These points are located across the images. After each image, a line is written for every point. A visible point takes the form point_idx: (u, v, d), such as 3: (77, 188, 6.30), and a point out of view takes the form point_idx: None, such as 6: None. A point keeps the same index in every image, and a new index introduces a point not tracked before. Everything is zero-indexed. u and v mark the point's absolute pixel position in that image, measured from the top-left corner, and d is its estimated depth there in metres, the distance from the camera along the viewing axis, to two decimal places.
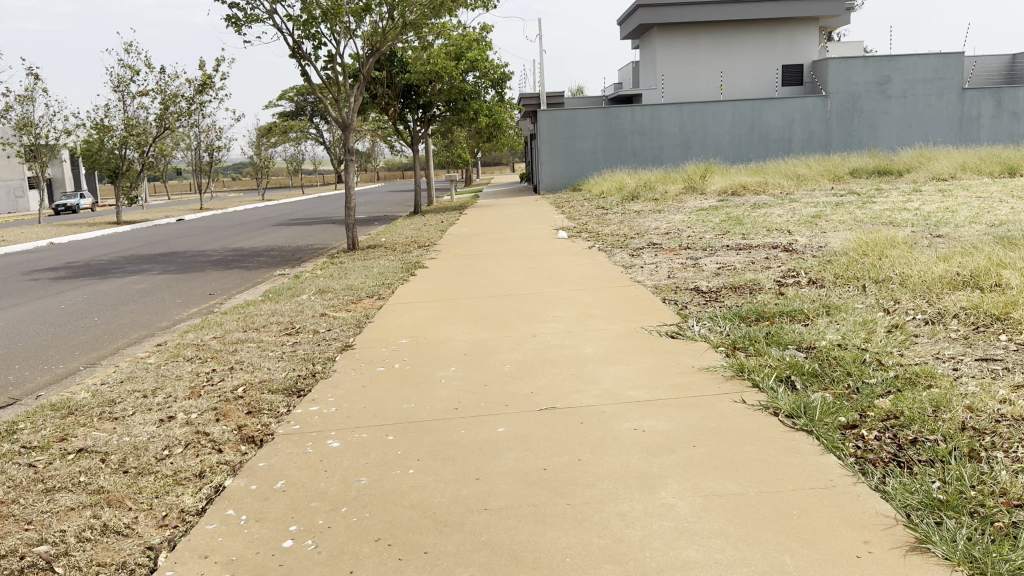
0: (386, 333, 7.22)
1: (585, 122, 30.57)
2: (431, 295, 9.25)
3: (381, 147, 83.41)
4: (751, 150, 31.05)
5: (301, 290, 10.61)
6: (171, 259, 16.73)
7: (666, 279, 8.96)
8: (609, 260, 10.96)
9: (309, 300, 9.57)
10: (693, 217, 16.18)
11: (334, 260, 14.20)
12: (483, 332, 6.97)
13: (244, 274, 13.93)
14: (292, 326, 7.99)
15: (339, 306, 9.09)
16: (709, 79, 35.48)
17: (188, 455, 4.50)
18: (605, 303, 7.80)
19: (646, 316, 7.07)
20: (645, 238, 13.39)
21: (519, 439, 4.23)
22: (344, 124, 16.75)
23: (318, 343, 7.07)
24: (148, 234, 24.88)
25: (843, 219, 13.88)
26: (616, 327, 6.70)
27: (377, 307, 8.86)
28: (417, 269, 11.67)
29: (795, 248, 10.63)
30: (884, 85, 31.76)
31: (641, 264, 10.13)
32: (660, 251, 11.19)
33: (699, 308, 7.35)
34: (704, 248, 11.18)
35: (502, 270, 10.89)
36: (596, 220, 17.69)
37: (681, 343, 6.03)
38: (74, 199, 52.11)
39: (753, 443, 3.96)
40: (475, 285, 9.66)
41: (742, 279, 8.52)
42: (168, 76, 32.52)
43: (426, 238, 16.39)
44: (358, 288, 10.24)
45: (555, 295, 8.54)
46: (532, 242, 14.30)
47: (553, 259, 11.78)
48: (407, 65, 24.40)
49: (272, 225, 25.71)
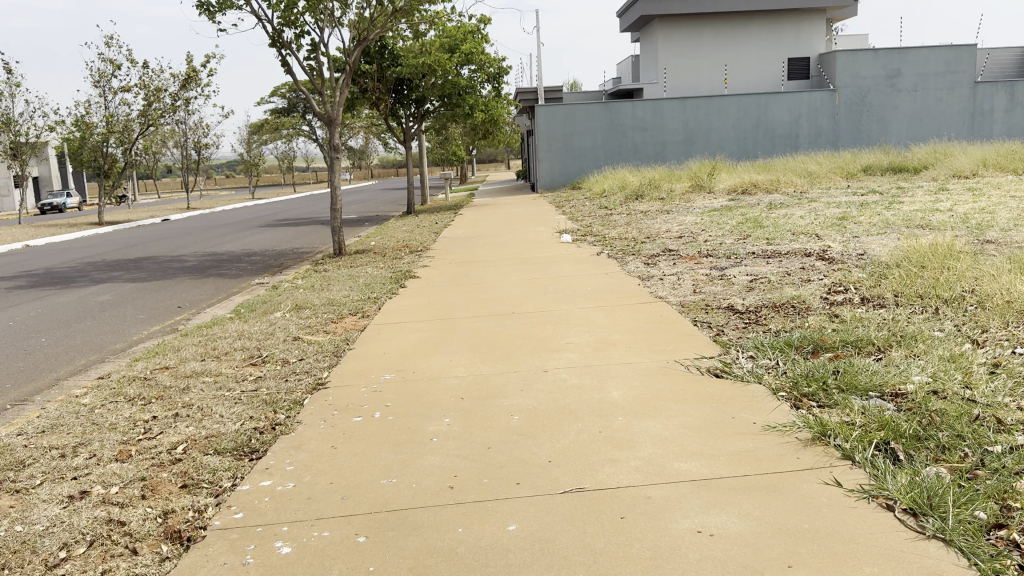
0: (371, 365, 6.05)
1: (585, 118, 29.41)
2: (423, 312, 8.09)
3: (376, 145, 82.12)
4: (757, 146, 29.87)
5: (276, 305, 9.41)
6: (143, 266, 15.53)
7: (692, 294, 7.79)
8: (622, 269, 9.81)
9: (284, 318, 8.38)
10: (707, 218, 15.02)
11: (318, 267, 13.01)
12: (484, 365, 5.80)
13: (219, 283, 12.74)
14: (259, 355, 6.81)
15: (316, 326, 7.90)
16: (712, 73, 34.33)
17: (89, 561, 3.31)
18: (628, 326, 6.65)
19: (680, 344, 5.92)
20: (658, 242, 12.26)
21: (538, 545, 3.06)
22: (329, 119, 15.50)
23: (286, 379, 5.92)
24: (126, 236, 23.63)
25: (873, 220, 12.76)
26: (646, 360, 5.53)
27: (359, 329, 7.68)
28: (408, 279, 10.50)
29: (832, 256, 9.49)
30: (894, 78, 30.63)
31: (659, 275, 8.98)
32: (678, 259, 10.05)
33: (739, 334, 6.20)
34: (728, 255, 10.02)
35: (502, 281, 9.74)
36: (600, 221, 16.55)
37: (731, 386, 4.85)
38: (60, 197, 50.83)
39: (870, 563, 2.81)
40: (472, 301, 8.50)
41: (783, 296, 7.36)
42: (151, 71, 31.25)
43: (419, 242, 15.22)
44: (340, 303, 9.05)
45: (566, 315, 7.40)
46: (534, 246, 13.17)
47: (558, 267, 10.63)
48: (399, 57, 23.25)
49: (258, 227, 24.51)
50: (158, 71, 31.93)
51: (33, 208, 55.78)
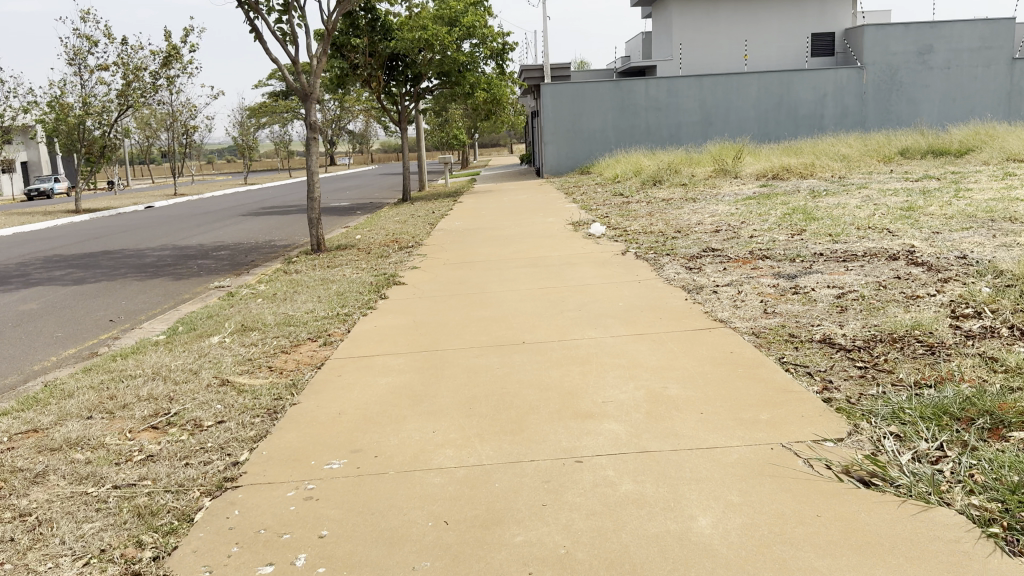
0: (317, 440, 4.08)
1: (593, 97, 27.31)
2: (404, 338, 6.11)
3: (376, 130, 79.81)
4: (779, 127, 27.74)
5: (220, 323, 7.41)
6: (94, 263, 13.57)
7: (765, 317, 5.80)
8: (658, 275, 7.83)
9: (222, 346, 6.38)
10: (743, 208, 13.03)
11: (290, 267, 11.05)
12: (482, 443, 3.82)
13: (172, 290, 10.76)
14: (165, 414, 4.84)
15: (258, 360, 5.92)
16: (730, 49, 32.19)
17: None
18: (691, 371, 4.67)
19: (779, 408, 3.97)
20: (693, 238, 10.28)
21: None
22: (305, 93, 13.22)
23: (185, 468, 3.96)
24: (95, 226, 21.63)
25: (948, 211, 10.77)
26: (737, 446, 3.54)
27: (315, 364, 5.72)
28: (390, 286, 8.55)
29: (927, 261, 7.48)
30: (926, 55, 28.44)
31: (710, 285, 6.99)
32: (727, 262, 8.02)
33: (863, 394, 4.20)
34: (790, 258, 8.02)
35: (508, 290, 7.77)
36: (618, 211, 14.57)
37: (903, 517, 2.88)
38: (48, 181, 48.90)
39: None
40: (468, 322, 6.52)
41: (896, 323, 5.34)
42: (130, 48, 29.14)
43: (411, 235, 13.26)
44: (299, 321, 7.06)
45: (596, 346, 5.40)
46: (546, 242, 11.20)
47: (575, 271, 8.64)
48: (392, 31, 21.12)
49: (240, 215, 22.54)
50: (136, 47, 29.77)
51: (19, 193, 53.85)
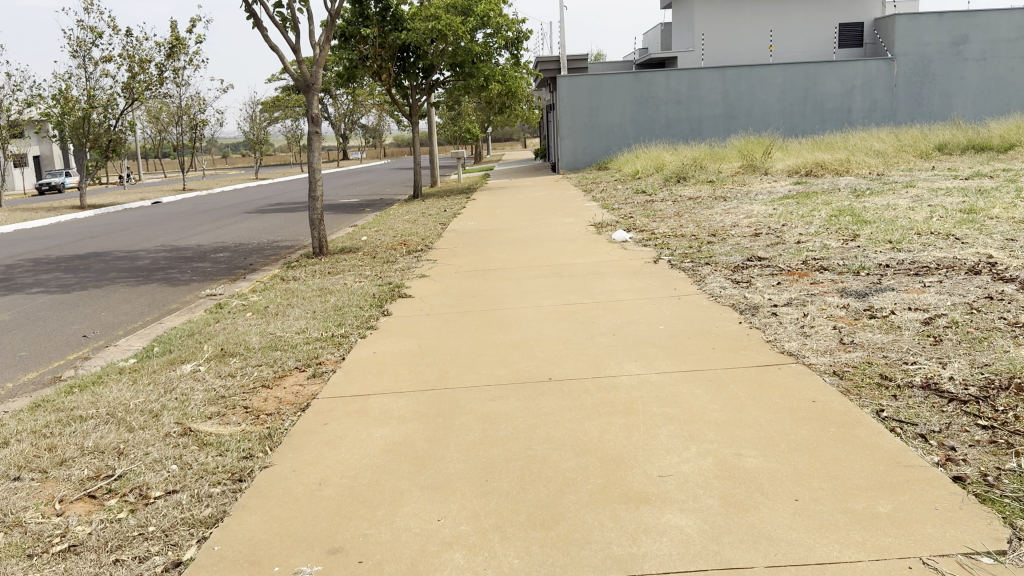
0: (287, 529, 3.13)
1: (612, 89, 26.27)
2: (408, 371, 5.14)
3: (390, 123, 78.87)
4: (805, 121, 26.59)
5: (198, 344, 6.48)
6: (83, 265, 12.68)
7: (844, 351, 4.79)
8: (701, 289, 6.82)
9: (194, 377, 5.42)
10: (782, 208, 12.00)
11: (288, 273, 10.12)
12: (506, 544, 2.85)
13: (160, 298, 9.86)
14: (108, 477, 3.88)
15: (232, 398, 4.96)
16: (755, 41, 31.04)
17: None
18: (769, 430, 3.69)
19: (900, 499, 2.99)
20: (732, 243, 9.26)
21: None
22: (306, 84, 12.12)
23: (115, 567, 2.99)
24: (95, 223, 20.80)
25: (1014, 214, 9.71)
26: (860, 564, 2.56)
27: (300, 404, 4.75)
28: (396, 298, 7.59)
29: (1017, 275, 6.43)
30: (960, 45, 27.16)
31: (766, 304, 5.98)
32: (780, 274, 7.01)
33: (1006, 469, 3.20)
34: (852, 270, 7.00)
35: (529, 306, 6.79)
36: (643, 211, 13.59)
37: None
38: (58, 176, 48.34)
39: None
40: (484, 349, 5.53)
41: (1015, 362, 4.32)
42: (134, 39, 28.29)
43: (421, 237, 12.32)
44: (287, 344, 6.10)
45: (640, 388, 4.40)
46: (568, 247, 10.22)
47: (603, 283, 7.65)
48: (403, 20, 20.15)
49: (243, 213, 21.67)
50: (141, 39, 28.98)
51: (30, 188, 53.36)
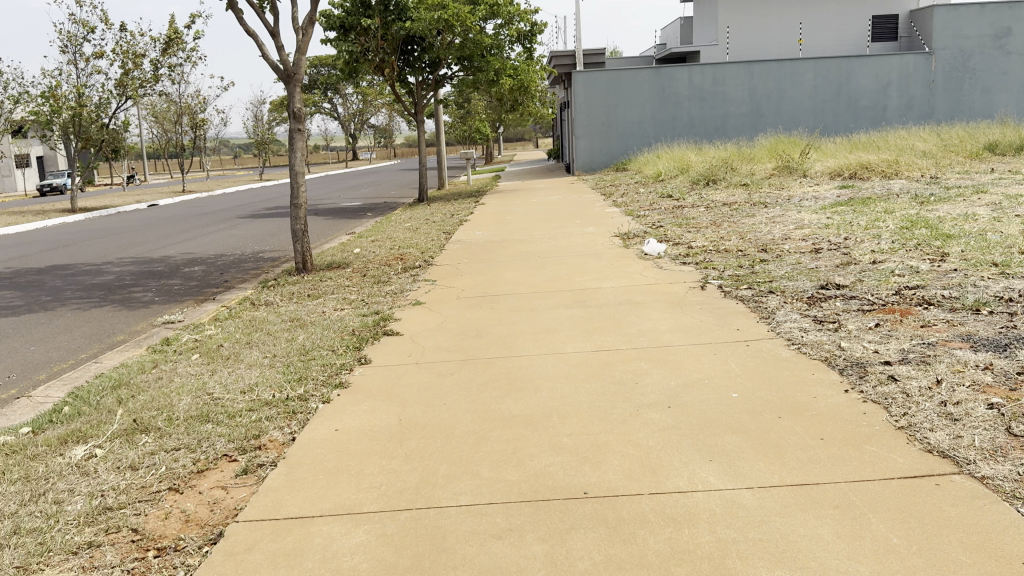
0: None
1: (630, 85, 24.66)
2: (377, 470, 3.55)
3: (401, 124, 77.37)
4: (836, 120, 24.90)
5: (112, 407, 4.91)
6: (38, 282, 11.20)
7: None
8: (775, 331, 5.22)
9: (80, 472, 3.85)
10: (836, 217, 10.37)
11: (260, 296, 8.58)
12: None
13: (109, 325, 8.36)
14: None
15: (119, 516, 3.36)
16: (783, 34, 29.40)
17: None
18: None
19: None
20: (791, 263, 7.65)
21: None
22: (289, 74, 10.51)
23: None
24: (76, 229, 19.35)
25: None
26: None
27: (213, 532, 3.16)
28: (379, 337, 6.05)
29: None
30: (1003, 38, 25.33)
31: (874, 361, 4.38)
32: (874, 312, 5.40)
33: None
34: (970, 307, 5.37)
35: (546, 353, 5.24)
36: (673, 219, 12.00)
37: None
38: (59, 177, 46.99)
39: None
40: (486, 428, 3.95)
41: None
42: (128, 34, 26.85)
43: (421, 250, 10.80)
44: (225, 412, 4.51)
45: (725, 522, 2.82)
46: (592, 265, 8.66)
47: (640, 318, 6.05)
48: (407, 10, 18.45)
49: (235, 218, 20.12)
50: (134, 34, 27.50)
51: (32, 189, 51.92)
